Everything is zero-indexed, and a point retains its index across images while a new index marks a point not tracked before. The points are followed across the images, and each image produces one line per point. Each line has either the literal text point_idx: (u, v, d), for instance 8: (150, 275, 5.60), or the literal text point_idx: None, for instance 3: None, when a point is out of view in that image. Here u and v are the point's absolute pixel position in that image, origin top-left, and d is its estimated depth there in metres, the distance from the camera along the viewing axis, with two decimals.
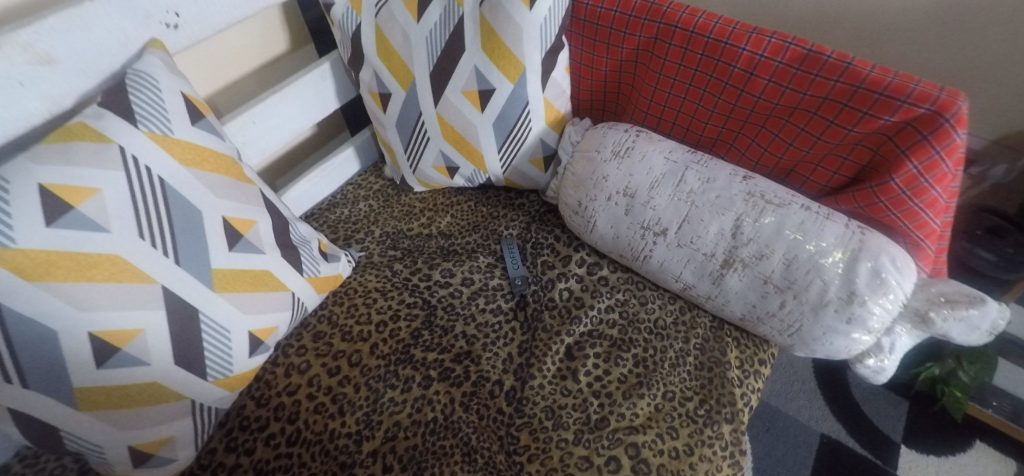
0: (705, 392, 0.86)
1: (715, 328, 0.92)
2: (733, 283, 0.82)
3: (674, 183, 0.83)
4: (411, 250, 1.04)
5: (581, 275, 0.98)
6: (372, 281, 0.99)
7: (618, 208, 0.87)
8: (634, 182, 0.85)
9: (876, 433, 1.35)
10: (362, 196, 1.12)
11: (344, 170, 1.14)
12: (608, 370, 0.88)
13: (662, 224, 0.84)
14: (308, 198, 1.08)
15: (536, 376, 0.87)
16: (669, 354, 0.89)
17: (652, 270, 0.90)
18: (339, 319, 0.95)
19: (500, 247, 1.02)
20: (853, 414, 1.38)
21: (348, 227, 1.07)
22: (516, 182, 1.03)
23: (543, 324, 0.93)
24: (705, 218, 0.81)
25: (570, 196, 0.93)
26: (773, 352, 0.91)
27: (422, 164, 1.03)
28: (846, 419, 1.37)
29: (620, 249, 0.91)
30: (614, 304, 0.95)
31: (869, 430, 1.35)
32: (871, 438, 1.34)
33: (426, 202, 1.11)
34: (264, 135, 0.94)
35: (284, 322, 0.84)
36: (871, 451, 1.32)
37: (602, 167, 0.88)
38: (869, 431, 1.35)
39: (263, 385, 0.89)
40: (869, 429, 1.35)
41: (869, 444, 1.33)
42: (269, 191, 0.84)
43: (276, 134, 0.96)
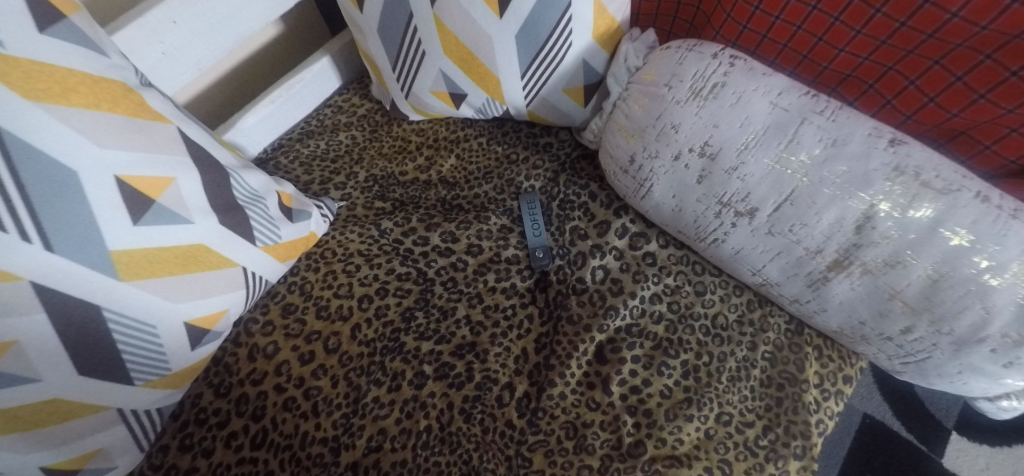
0: (770, 417, 0.67)
1: (790, 333, 0.71)
2: (840, 292, 0.59)
3: (778, 143, 0.56)
4: (404, 202, 0.82)
5: (621, 249, 0.75)
6: (354, 242, 0.78)
7: (689, 173, 0.61)
8: (718, 137, 0.58)
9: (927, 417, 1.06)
10: (344, 123, 0.88)
11: (317, 88, 0.89)
12: (648, 381, 0.68)
13: (751, 203, 0.59)
14: (271, 126, 0.85)
15: (556, 383, 0.68)
16: (728, 364, 0.69)
17: (723, 256, 0.67)
18: (314, 289, 0.76)
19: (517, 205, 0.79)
20: (905, 394, 1.08)
21: (326, 167, 0.84)
22: (543, 117, 0.76)
23: (569, 313, 0.72)
24: (822, 201, 0.55)
25: (618, 148, 0.67)
26: (861, 366, 0.71)
27: (417, 87, 0.76)
28: (893, 397, 1.08)
29: (681, 226, 0.67)
30: (662, 292, 0.73)
31: (921, 414, 1.07)
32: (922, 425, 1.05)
33: (424, 135, 0.87)
34: (194, 41, 0.68)
35: (236, 303, 0.65)
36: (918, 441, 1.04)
37: (672, 111, 0.61)
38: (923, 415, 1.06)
39: (222, 369, 0.72)
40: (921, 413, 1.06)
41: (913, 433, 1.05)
42: (196, 131, 0.61)
43: (213, 40, 0.70)
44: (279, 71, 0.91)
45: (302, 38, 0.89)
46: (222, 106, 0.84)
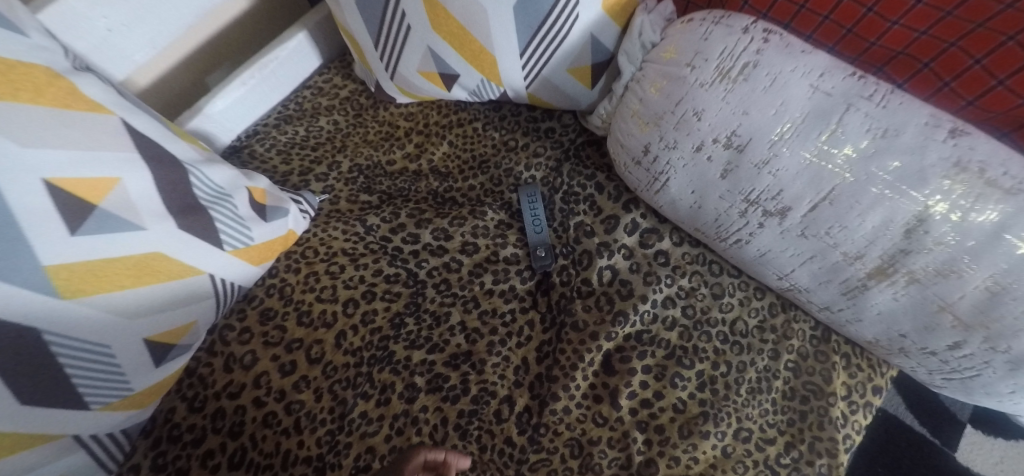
0: (793, 433, 0.61)
1: (815, 340, 0.65)
2: (881, 302, 0.52)
3: (819, 132, 0.48)
4: (392, 195, 0.75)
5: (631, 247, 0.68)
6: (338, 240, 0.71)
7: (712, 166, 0.54)
8: (748, 126, 0.50)
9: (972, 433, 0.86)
10: (325, 107, 0.80)
11: (294, 67, 0.81)
12: (661, 393, 0.62)
13: (782, 202, 0.52)
14: (244, 110, 0.77)
15: (560, 397, 0.62)
16: (748, 375, 0.63)
17: (746, 258, 0.60)
18: (294, 292, 0.69)
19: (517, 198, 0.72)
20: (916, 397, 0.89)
21: (305, 156, 0.77)
22: (545, 100, 0.68)
23: (573, 319, 0.66)
24: (867, 201, 0.48)
25: (631, 137, 0.59)
26: (891, 375, 0.65)
27: (403, 66, 0.68)
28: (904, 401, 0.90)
29: (699, 224, 0.60)
30: (676, 295, 0.66)
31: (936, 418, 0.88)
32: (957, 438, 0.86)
33: (413, 120, 0.79)
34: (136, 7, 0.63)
35: (205, 314, 0.59)
36: (952, 458, 0.85)
37: (694, 96, 0.53)
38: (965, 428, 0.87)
39: (197, 382, 0.66)
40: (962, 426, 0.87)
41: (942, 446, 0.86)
42: (143, 122, 0.53)
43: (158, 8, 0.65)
44: (249, 50, 0.83)
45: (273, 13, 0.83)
46: (189, 90, 0.77)
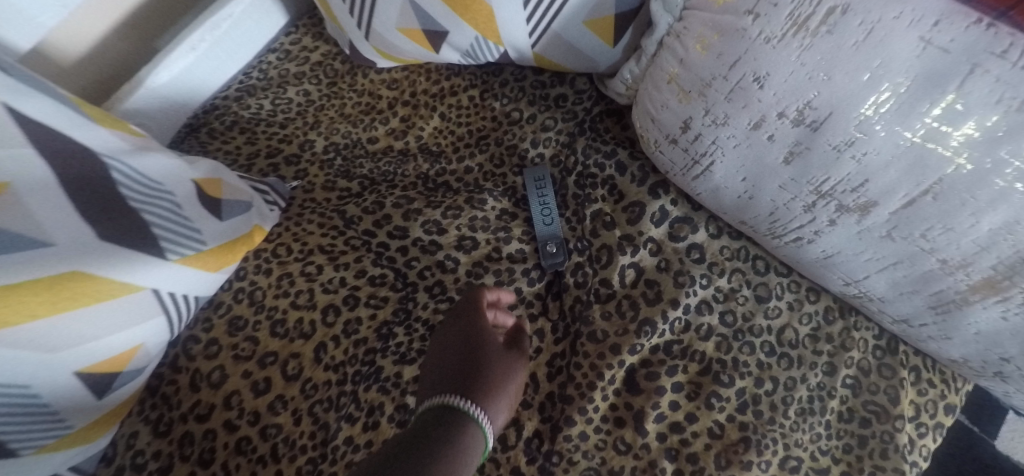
0: (851, 463, 0.51)
1: (879, 351, 0.54)
2: (984, 320, 0.41)
3: (929, 103, 0.34)
4: (375, 180, 0.64)
5: (659, 241, 0.57)
6: (314, 235, 0.61)
7: (773, 148, 0.42)
8: (828, 95, 0.38)
9: (1012, 418, 0.67)
10: (295, 74, 0.70)
11: (250, 28, 0.70)
12: (693, 416, 0.52)
13: (866, 195, 0.40)
14: (196, 80, 0.67)
15: (575, 421, 0.52)
16: (798, 394, 0.53)
17: (805, 259, 0.49)
18: (266, 298, 0.59)
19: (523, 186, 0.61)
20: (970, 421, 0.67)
21: (273, 134, 0.66)
22: (556, 63, 0.56)
23: (591, 328, 0.55)
24: (986, 197, 0.35)
25: (666, 109, 0.48)
26: (966, 391, 0.54)
27: (377, 21, 0.56)
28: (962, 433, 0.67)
29: (747, 217, 0.49)
30: (713, 297, 0.56)
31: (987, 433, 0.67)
32: (995, 424, 0.67)
33: (397, 88, 0.68)
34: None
35: (156, 333, 0.50)
36: (988, 448, 0.66)
37: (755, 55, 0.40)
38: (1007, 412, 0.67)
39: (161, 402, 0.58)
40: (1002, 412, 0.67)
41: (975, 435, 0.67)
42: (38, 108, 0.42)
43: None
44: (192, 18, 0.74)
45: None
46: (126, 66, 0.68)
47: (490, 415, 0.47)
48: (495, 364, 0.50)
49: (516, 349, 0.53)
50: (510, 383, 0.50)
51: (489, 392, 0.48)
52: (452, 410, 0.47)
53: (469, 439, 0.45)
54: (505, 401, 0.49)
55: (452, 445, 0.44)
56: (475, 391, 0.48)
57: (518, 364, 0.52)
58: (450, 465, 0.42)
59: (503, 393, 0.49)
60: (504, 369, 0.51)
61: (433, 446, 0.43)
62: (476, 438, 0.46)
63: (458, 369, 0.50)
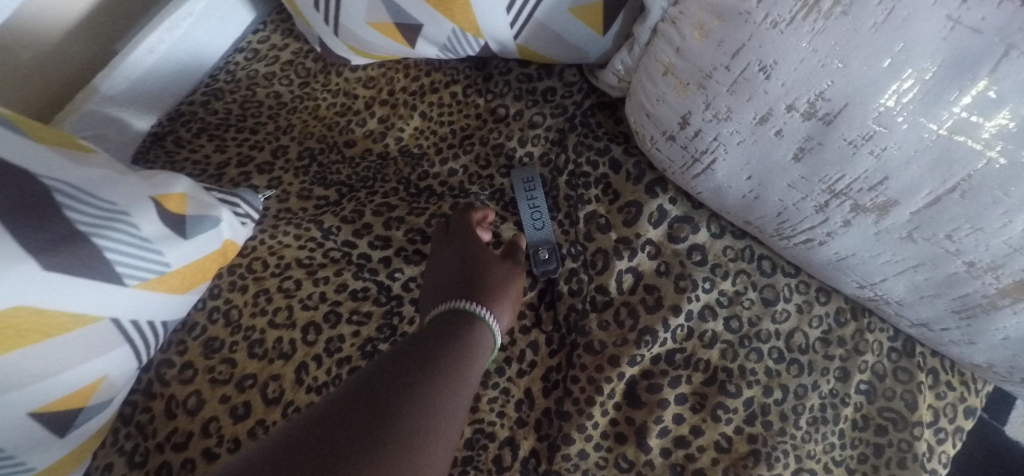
0: (867, 473, 0.48)
1: (894, 354, 0.51)
2: (1012, 326, 0.38)
3: (957, 91, 0.31)
4: (354, 186, 0.60)
5: (658, 242, 0.54)
6: (291, 248, 0.57)
7: (780, 145, 0.39)
8: (843, 85, 0.34)
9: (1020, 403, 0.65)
10: (264, 75, 0.66)
11: (214, 23, 0.66)
12: (699, 429, 0.49)
13: (884, 193, 0.36)
14: (160, 81, 0.63)
15: (574, 439, 0.49)
16: (809, 402, 0.50)
17: (815, 261, 0.45)
18: (242, 317, 0.55)
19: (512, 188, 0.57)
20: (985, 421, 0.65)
21: (244, 140, 0.62)
22: (541, 55, 0.52)
23: (588, 339, 0.52)
24: (1021, 194, 0.31)
25: (662, 103, 0.44)
26: (986, 392, 0.51)
27: (345, 15, 0.52)
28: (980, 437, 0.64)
29: (751, 217, 0.46)
30: (717, 302, 0.52)
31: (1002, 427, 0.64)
32: (1004, 411, 0.65)
33: (373, 86, 0.64)
34: None
35: (122, 363, 0.46)
36: (998, 433, 0.64)
37: (760, 42, 0.36)
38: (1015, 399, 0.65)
39: (136, 431, 0.53)
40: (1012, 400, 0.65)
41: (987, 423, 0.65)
42: None
43: None
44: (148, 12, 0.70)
45: None
46: (81, 69, 0.64)
47: (497, 313, 0.50)
48: (494, 272, 0.53)
49: (514, 257, 0.55)
50: (512, 288, 0.53)
51: (492, 296, 0.51)
52: (462, 312, 0.50)
53: (476, 339, 0.48)
54: (510, 301, 0.52)
55: (457, 356, 0.45)
56: (478, 296, 0.51)
57: (518, 269, 0.55)
58: (459, 365, 0.44)
59: (505, 297, 0.52)
60: (505, 274, 0.54)
61: (437, 359, 0.44)
62: (484, 340, 0.49)
63: (460, 276, 0.52)
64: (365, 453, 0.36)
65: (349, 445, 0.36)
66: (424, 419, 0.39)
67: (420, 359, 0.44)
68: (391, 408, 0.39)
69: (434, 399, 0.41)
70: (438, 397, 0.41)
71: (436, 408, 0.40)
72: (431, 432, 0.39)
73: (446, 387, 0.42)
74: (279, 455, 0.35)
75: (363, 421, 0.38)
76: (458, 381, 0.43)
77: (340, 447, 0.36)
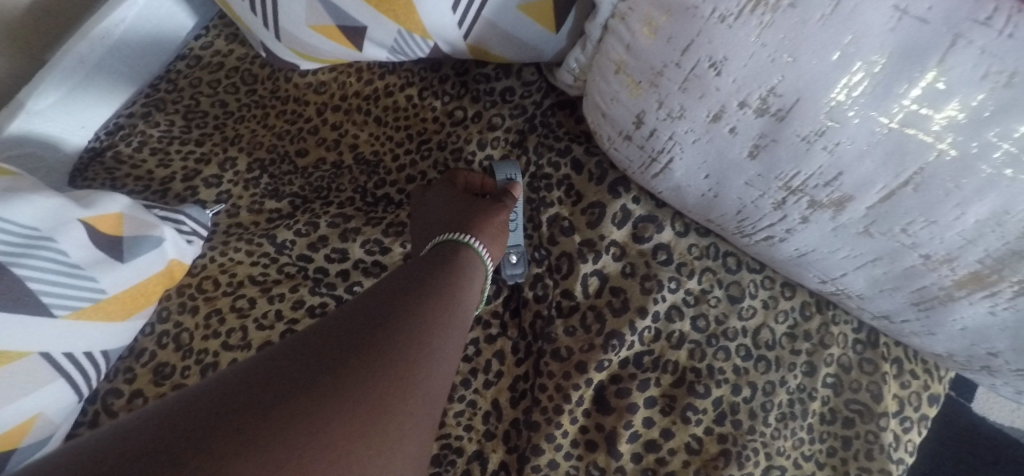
0: (835, 466, 0.48)
1: (859, 346, 0.51)
2: (969, 316, 0.38)
3: (906, 83, 0.30)
4: (307, 197, 0.58)
5: (622, 243, 0.53)
6: (243, 266, 0.54)
7: (735, 143, 0.38)
8: (793, 80, 0.33)
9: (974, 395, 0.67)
10: (209, 84, 0.63)
11: (148, 31, 0.62)
12: (669, 432, 0.48)
13: (841, 187, 0.36)
14: (94, 96, 0.60)
15: (544, 449, 0.48)
16: (777, 398, 0.49)
17: (777, 257, 0.45)
18: (193, 340, 0.52)
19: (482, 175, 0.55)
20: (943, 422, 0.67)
21: (189, 153, 0.59)
22: (493, 55, 0.50)
23: (554, 346, 0.51)
24: (972, 186, 0.31)
25: (617, 102, 0.43)
26: (949, 379, 0.52)
27: (286, 20, 0.50)
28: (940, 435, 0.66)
29: (713, 216, 0.45)
30: (683, 302, 0.51)
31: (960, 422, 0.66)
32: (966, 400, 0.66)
33: (325, 92, 0.62)
34: None
35: (58, 401, 0.43)
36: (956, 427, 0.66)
37: (709, 37, 0.35)
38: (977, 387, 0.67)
39: None
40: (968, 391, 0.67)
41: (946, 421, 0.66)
42: None
43: None
44: (74, 21, 0.65)
45: None
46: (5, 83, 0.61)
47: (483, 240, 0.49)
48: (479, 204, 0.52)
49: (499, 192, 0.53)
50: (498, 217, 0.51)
51: (479, 225, 0.49)
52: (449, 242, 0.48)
53: (469, 268, 0.46)
54: (498, 233, 0.50)
55: (454, 275, 0.44)
56: (465, 227, 0.49)
57: (504, 202, 0.52)
58: (459, 279, 0.44)
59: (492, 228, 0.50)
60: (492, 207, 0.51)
61: (428, 282, 0.42)
62: (477, 270, 0.47)
63: (445, 217, 0.51)
64: (365, 343, 0.35)
65: (326, 360, 0.33)
66: (423, 328, 0.38)
67: (409, 283, 0.41)
68: (392, 307, 0.38)
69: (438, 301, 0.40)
70: (440, 300, 0.41)
71: (435, 315, 0.39)
72: (430, 337, 0.37)
73: (438, 310, 0.39)
74: (254, 365, 0.33)
75: (343, 337, 0.35)
76: (451, 305, 0.41)
77: (322, 356, 0.34)
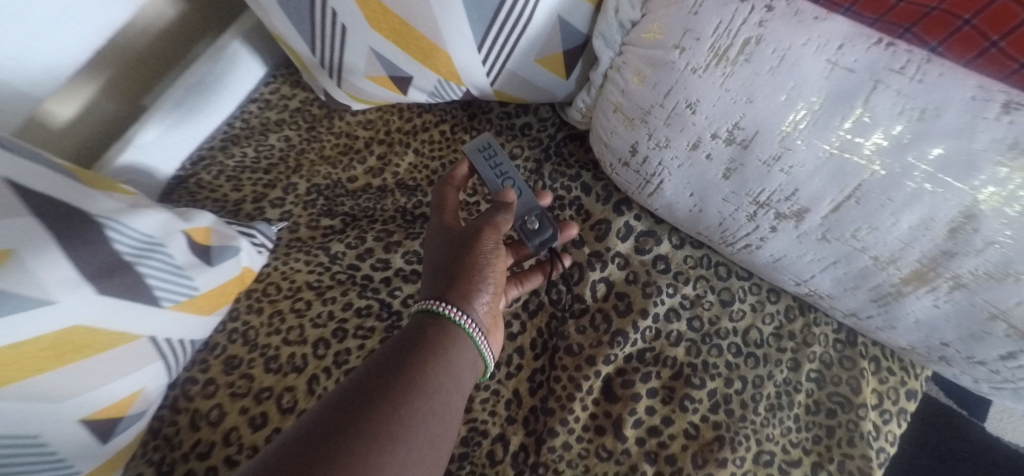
0: (821, 452, 0.54)
1: (839, 344, 0.57)
2: (919, 309, 0.45)
3: (840, 118, 0.39)
4: (356, 216, 0.68)
5: (626, 254, 0.61)
6: (301, 274, 0.64)
7: (711, 167, 0.46)
8: (753, 117, 0.42)
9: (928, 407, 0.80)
10: (275, 122, 0.75)
11: (229, 80, 0.75)
12: (669, 419, 0.55)
13: (797, 201, 0.44)
14: (188, 133, 0.72)
15: (558, 432, 0.55)
16: (766, 390, 0.56)
17: (757, 263, 0.52)
18: (259, 336, 0.61)
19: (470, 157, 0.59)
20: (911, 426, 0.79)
21: (259, 180, 0.70)
22: (513, 96, 0.60)
23: (567, 343, 0.59)
24: (901, 198, 0.39)
25: (615, 135, 0.52)
26: (926, 376, 0.57)
27: (348, 72, 0.61)
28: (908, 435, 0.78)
29: (701, 229, 0.53)
30: (680, 305, 0.59)
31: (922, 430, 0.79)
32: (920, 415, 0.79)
33: (372, 128, 0.73)
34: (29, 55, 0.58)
35: (156, 378, 0.52)
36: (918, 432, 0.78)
37: (686, 83, 0.44)
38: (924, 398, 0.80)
39: (163, 444, 0.58)
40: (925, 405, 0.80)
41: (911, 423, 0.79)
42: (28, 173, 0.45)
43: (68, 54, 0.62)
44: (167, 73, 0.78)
45: (198, 28, 0.80)
46: (115, 122, 0.74)
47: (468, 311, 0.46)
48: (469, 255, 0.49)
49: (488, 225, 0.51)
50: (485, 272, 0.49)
51: (464, 288, 0.47)
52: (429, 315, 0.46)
53: (445, 351, 0.44)
54: (485, 284, 0.48)
55: (434, 345, 0.44)
56: (451, 291, 0.47)
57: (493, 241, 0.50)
58: (441, 347, 0.44)
59: (478, 287, 0.48)
60: (480, 245, 0.50)
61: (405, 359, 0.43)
62: (458, 352, 0.45)
63: (432, 274, 0.49)
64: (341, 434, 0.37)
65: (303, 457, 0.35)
66: (396, 412, 0.39)
67: (378, 377, 0.41)
68: (371, 392, 0.40)
69: (415, 377, 0.42)
70: (418, 373, 0.42)
71: (409, 394, 0.40)
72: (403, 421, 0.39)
73: (394, 425, 0.38)
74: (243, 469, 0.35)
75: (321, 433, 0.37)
76: (417, 406, 0.40)
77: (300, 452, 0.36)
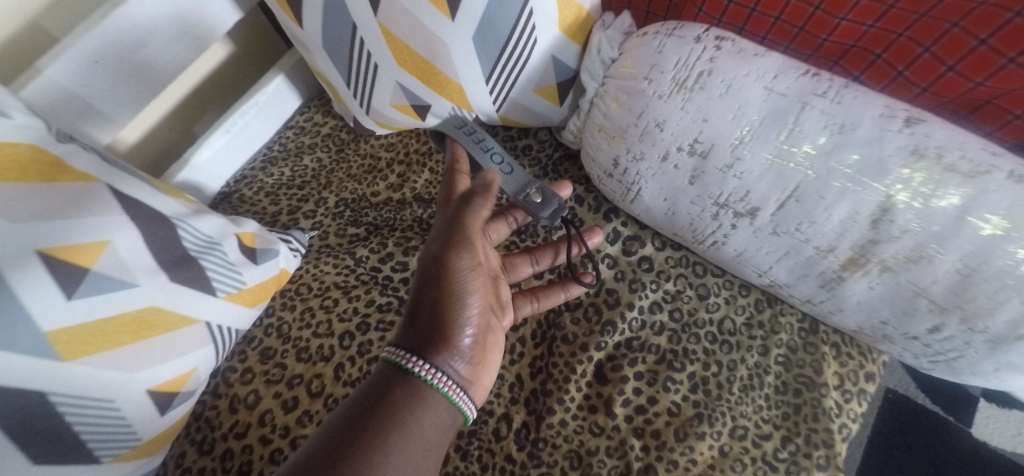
0: (789, 427, 0.61)
1: (804, 332, 0.65)
2: (859, 292, 0.52)
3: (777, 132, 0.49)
4: (379, 226, 0.78)
5: (615, 256, 0.70)
6: (330, 275, 0.73)
7: (679, 174, 0.56)
8: (709, 133, 0.52)
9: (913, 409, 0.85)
10: (308, 146, 0.85)
11: (272, 110, 0.86)
12: (654, 399, 0.62)
13: (750, 201, 0.53)
14: (234, 157, 0.83)
15: (555, 410, 0.62)
16: (739, 373, 0.63)
17: (725, 258, 0.61)
18: (291, 330, 0.70)
19: (463, 143, 0.67)
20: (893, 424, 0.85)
21: (294, 196, 0.80)
22: (515, 120, 0.70)
23: (563, 333, 0.67)
24: (831, 196, 0.48)
25: (600, 151, 0.61)
26: (883, 361, 0.64)
27: (377, 102, 0.72)
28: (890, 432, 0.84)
29: (676, 229, 0.62)
30: (663, 299, 0.67)
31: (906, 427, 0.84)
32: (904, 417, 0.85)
33: (393, 150, 0.83)
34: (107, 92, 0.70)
35: (205, 360, 0.60)
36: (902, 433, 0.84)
37: (655, 107, 0.54)
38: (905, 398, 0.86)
39: (204, 425, 0.66)
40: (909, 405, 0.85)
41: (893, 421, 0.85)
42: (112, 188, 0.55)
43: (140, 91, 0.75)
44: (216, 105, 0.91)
45: (245, 68, 0.92)
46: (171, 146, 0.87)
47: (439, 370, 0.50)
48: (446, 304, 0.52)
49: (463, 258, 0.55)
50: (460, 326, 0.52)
51: (438, 346, 0.51)
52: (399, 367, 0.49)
53: (413, 412, 0.48)
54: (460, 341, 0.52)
55: (406, 406, 0.48)
56: (425, 348, 0.50)
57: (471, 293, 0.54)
58: (412, 407, 0.48)
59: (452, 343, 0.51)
60: (456, 290, 0.53)
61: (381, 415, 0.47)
62: (426, 411, 0.48)
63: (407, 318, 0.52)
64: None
65: None
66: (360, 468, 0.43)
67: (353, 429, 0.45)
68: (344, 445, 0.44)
69: (383, 436, 0.45)
70: (386, 433, 0.45)
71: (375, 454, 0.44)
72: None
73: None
74: None
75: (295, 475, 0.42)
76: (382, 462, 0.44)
77: None
